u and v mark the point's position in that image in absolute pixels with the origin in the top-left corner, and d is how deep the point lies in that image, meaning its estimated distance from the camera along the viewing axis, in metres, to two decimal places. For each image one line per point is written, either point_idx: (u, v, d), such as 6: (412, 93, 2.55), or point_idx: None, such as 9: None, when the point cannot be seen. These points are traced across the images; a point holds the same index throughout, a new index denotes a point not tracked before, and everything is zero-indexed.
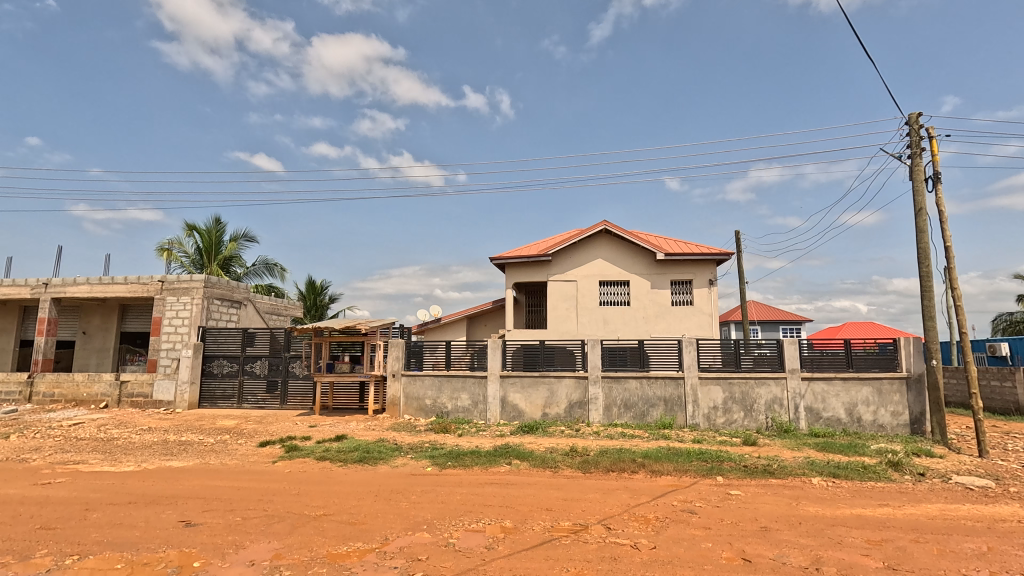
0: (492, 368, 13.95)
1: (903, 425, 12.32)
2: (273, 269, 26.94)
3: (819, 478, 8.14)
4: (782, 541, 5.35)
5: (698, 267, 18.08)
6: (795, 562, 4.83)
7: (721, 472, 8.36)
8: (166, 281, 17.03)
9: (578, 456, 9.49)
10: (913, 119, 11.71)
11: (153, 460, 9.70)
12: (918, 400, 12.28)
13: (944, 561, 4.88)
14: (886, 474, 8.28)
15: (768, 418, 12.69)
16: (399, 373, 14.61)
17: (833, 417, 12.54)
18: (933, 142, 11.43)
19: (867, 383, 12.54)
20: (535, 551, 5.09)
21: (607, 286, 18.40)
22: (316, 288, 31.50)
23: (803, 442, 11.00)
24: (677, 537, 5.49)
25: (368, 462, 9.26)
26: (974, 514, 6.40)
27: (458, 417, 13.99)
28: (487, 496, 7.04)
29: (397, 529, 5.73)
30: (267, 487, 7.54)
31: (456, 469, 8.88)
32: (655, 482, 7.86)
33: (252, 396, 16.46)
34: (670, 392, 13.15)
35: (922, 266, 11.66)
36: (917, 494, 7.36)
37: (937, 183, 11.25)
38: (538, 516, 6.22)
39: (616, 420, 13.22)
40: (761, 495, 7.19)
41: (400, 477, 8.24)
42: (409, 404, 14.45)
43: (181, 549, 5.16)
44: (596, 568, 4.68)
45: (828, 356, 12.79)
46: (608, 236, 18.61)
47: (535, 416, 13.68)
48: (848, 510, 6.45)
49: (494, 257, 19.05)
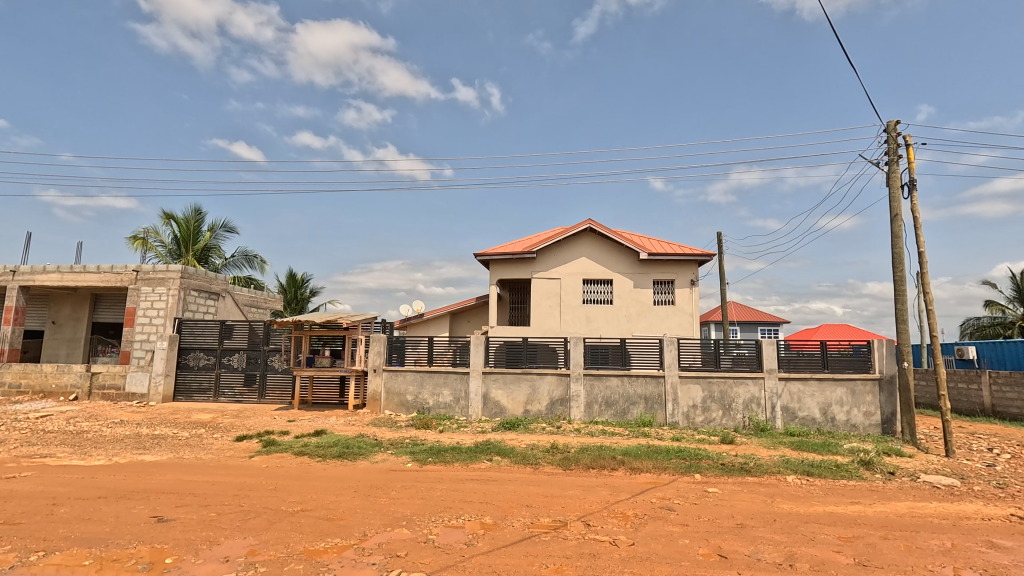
0: (475, 365, 13.94)
1: (874, 425, 12.65)
2: (253, 260, 26.44)
3: (793, 476, 8.32)
4: (757, 537, 5.45)
5: (680, 267, 18.27)
6: (769, 558, 4.91)
7: (699, 470, 8.47)
8: (141, 270, 16.56)
9: (559, 453, 9.53)
10: (891, 127, 11.99)
11: (124, 454, 9.44)
12: (889, 401, 12.61)
13: (911, 557, 5.03)
14: (858, 473, 8.51)
15: (745, 417, 12.92)
16: (381, 368, 14.48)
17: (808, 416, 12.81)
18: (910, 149, 11.72)
19: (841, 383, 12.83)
20: (516, 547, 5.09)
21: (590, 284, 18.49)
22: (297, 281, 31.19)
23: (779, 441, 11.23)
24: (655, 533, 5.55)
25: (348, 457, 9.17)
26: (940, 511, 6.61)
27: (439, 413, 13.93)
28: (468, 492, 7.03)
29: (376, 525, 5.68)
30: (244, 483, 7.40)
31: (436, 465, 8.83)
32: (634, 479, 7.92)
33: (229, 390, 16.17)
34: (651, 390, 13.29)
35: (896, 270, 11.96)
36: (888, 492, 7.59)
37: (912, 190, 11.55)
38: (518, 512, 6.23)
39: (597, 417, 13.32)
40: (737, 492, 7.31)
41: (380, 473, 8.17)
42: (390, 400, 14.34)
43: (153, 546, 5.04)
44: (575, 565, 4.68)
45: (804, 357, 13.08)
46: (592, 235, 18.69)
47: (516, 412, 13.70)
48: (821, 508, 6.60)
49: (479, 253, 18.97)
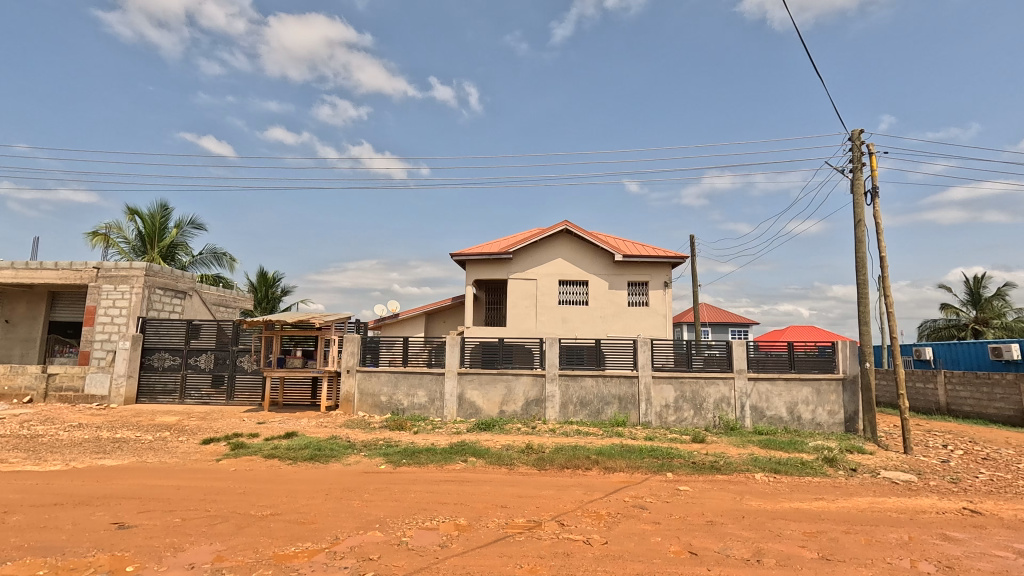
0: (450, 365, 13.87)
1: (838, 424, 13.08)
2: (222, 258, 25.73)
3: (761, 473, 8.55)
4: (726, 534, 5.58)
5: (654, 269, 18.55)
6: (737, 554, 5.03)
7: (671, 469, 8.62)
8: (102, 267, 15.95)
9: (534, 453, 9.55)
10: (856, 136, 12.44)
11: (83, 458, 9.06)
12: (852, 400, 13.06)
13: (871, 550, 5.23)
14: (822, 470, 8.80)
15: (715, 416, 13.20)
16: (354, 369, 14.28)
17: (776, 415, 13.17)
18: (873, 158, 12.18)
19: (807, 383, 13.23)
20: (489, 548, 5.08)
21: (566, 285, 18.61)
22: (268, 280, 30.53)
23: (748, 439, 11.50)
24: (628, 532, 5.62)
25: (320, 460, 9.01)
26: (898, 506, 6.89)
27: (414, 413, 13.83)
28: (443, 493, 6.99)
29: (348, 528, 5.60)
30: (212, 487, 7.20)
31: (410, 466, 8.77)
32: (608, 479, 8.00)
33: (195, 391, 15.69)
34: (625, 390, 13.47)
35: (859, 274, 12.40)
36: (850, 488, 7.88)
37: (875, 197, 12.00)
38: (492, 513, 6.22)
39: (572, 418, 13.42)
40: (708, 490, 7.47)
41: (353, 475, 8.06)
42: (363, 401, 14.15)
43: (113, 553, 4.86)
44: (549, 565, 4.70)
45: (772, 358, 13.45)
46: (568, 236, 18.83)
47: (492, 413, 13.69)
48: (787, 504, 6.80)
49: (456, 253, 18.88)
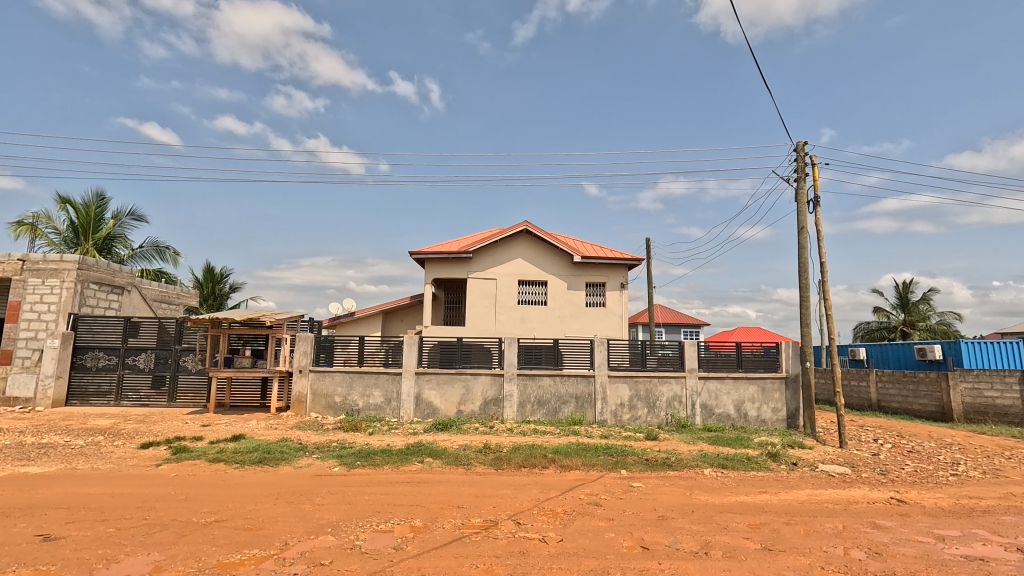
0: (408, 365, 13.67)
1: (781, 420, 13.76)
2: (165, 252, 24.38)
3: (710, 468, 8.89)
4: (676, 528, 5.76)
5: (611, 271, 18.93)
6: (687, 547, 5.21)
7: (625, 466, 8.83)
8: (29, 259, 14.80)
9: (491, 453, 9.55)
10: (800, 147, 13.11)
11: (3, 466, 8.37)
12: (793, 397, 13.77)
13: (809, 540, 5.53)
14: (765, 464, 9.24)
15: (668, 414, 13.61)
16: (307, 369, 13.85)
17: (724, 413, 13.71)
18: (816, 169, 12.88)
19: (753, 382, 13.85)
20: (445, 549, 5.04)
21: (525, 285, 18.71)
22: (215, 276, 29.16)
23: (698, 436, 11.92)
24: (583, 529, 5.71)
25: (269, 463, 8.68)
26: (834, 497, 7.32)
27: (369, 414, 13.55)
28: (398, 495, 6.88)
29: (299, 533, 5.43)
30: (151, 493, 6.80)
31: (365, 468, 8.58)
32: (564, 477, 8.11)
33: (133, 393, 14.78)
34: (581, 389, 13.67)
35: (802, 278, 13.09)
36: (791, 481, 8.30)
37: (817, 205, 12.70)
38: (449, 513, 6.18)
39: (530, 417, 13.51)
40: (660, 486, 7.70)
41: (304, 478, 7.81)
42: (316, 402, 13.75)
43: (37, 568, 4.51)
44: (505, 564, 4.72)
45: (721, 357, 13.99)
46: (528, 237, 18.94)
47: (449, 413, 13.60)
48: (733, 498, 7.09)
49: (414, 251, 18.63)
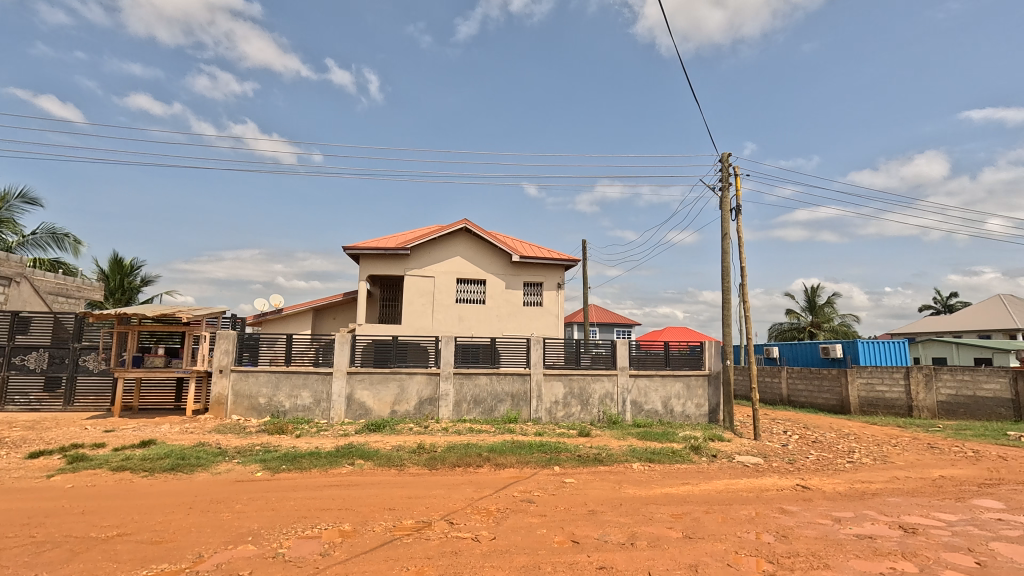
0: (339, 364, 13.19)
1: (703, 415, 14.59)
2: (63, 241, 22.01)
3: (638, 463, 9.26)
4: (605, 521, 5.95)
5: (549, 271, 19.25)
6: (614, 539, 5.40)
7: (558, 462, 9.01)
8: None
9: (425, 453, 9.42)
10: (725, 159, 13.96)
11: None
12: (715, 393, 14.65)
13: (725, 527, 5.90)
14: (688, 457, 9.77)
15: (600, 410, 14.03)
16: (229, 369, 13.01)
17: (652, 409, 14.34)
18: (738, 179, 13.75)
19: (679, 379, 14.59)
20: (375, 553, 4.91)
21: (464, 283, 18.62)
22: (124, 267, 26.74)
23: (627, 432, 12.40)
24: (515, 526, 5.76)
25: (183, 470, 8.06)
26: (748, 486, 7.86)
27: (297, 416, 12.95)
28: (327, 499, 6.63)
29: (215, 544, 5.09)
30: (40, 508, 6.11)
31: (291, 472, 8.19)
32: (498, 475, 8.15)
33: (21, 397, 13.21)
34: (517, 387, 13.81)
35: (724, 281, 13.94)
36: (711, 472, 8.82)
37: (739, 214, 13.57)
38: (380, 516, 6.03)
39: (465, 416, 13.46)
40: (591, 481, 7.92)
41: (223, 485, 7.33)
42: (238, 403, 12.96)
43: None
44: (437, 565, 4.67)
45: (650, 356, 14.62)
46: (467, 235, 18.86)
47: (383, 413, 13.27)
48: (658, 490, 7.44)
49: (349, 246, 17.99)
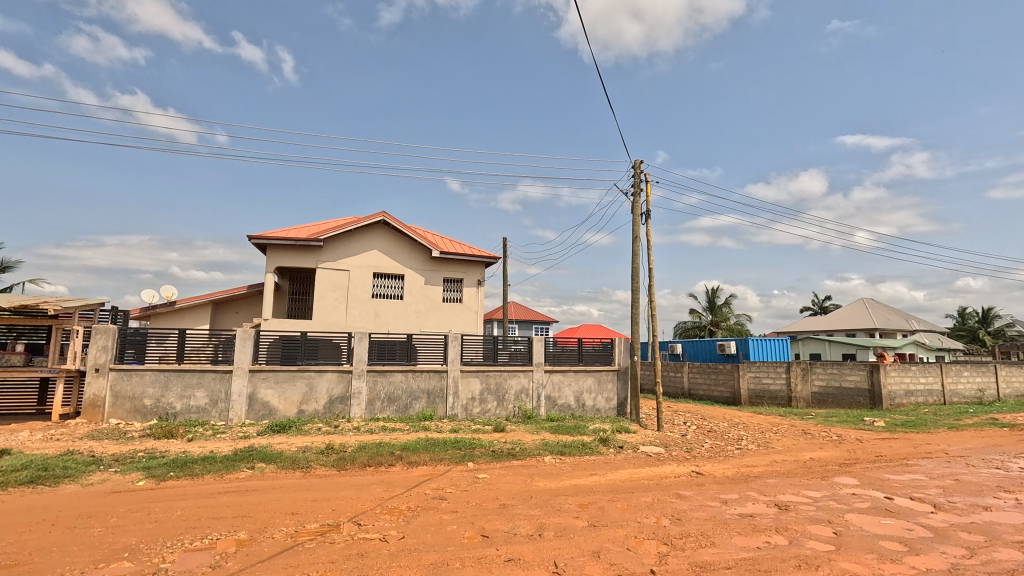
0: (240, 362, 12.28)
1: (612, 408, 15.33)
2: None
3: (549, 456, 9.53)
4: (515, 514, 6.06)
5: (468, 267, 19.21)
6: (523, 532, 5.52)
7: (472, 458, 9.04)
8: None
9: (334, 454, 9.04)
10: (637, 165, 14.71)
11: None
12: (623, 387, 15.45)
13: (627, 513, 6.24)
14: (597, 449, 10.21)
15: (515, 406, 14.26)
16: (107, 367, 11.64)
17: (565, 403, 14.82)
18: (649, 186, 14.56)
19: (591, 374, 15.21)
20: (274, 561, 4.65)
21: (380, 278, 18.06)
22: None
23: (541, 426, 12.72)
24: (425, 524, 5.71)
25: (45, 482, 7.09)
26: (650, 474, 8.37)
27: (189, 418, 11.89)
28: (221, 506, 6.15)
29: (82, 564, 4.54)
30: None
31: (179, 480, 7.49)
32: (410, 473, 8.03)
33: None
34: (433, 384, 13.66)
35: (634, 282, 14.72)
36: (617, 463, 9.29)
37: (649, 218, 14.37)
38: (280, 521, 5.70)
39: (378, 414, 13.09)
40: (504, 475, 8.04)
41: (95, 497, 6.54)
42: (118, 406, 11.64)
43: None
44: (341, 569, 4.50)
45: (565, 352, 15.09)
46: (385, 228, 18.31)
47: (289, 413, 12.55)
48: (568, 482, 7.71)
49: (254, 236, 16.77)
